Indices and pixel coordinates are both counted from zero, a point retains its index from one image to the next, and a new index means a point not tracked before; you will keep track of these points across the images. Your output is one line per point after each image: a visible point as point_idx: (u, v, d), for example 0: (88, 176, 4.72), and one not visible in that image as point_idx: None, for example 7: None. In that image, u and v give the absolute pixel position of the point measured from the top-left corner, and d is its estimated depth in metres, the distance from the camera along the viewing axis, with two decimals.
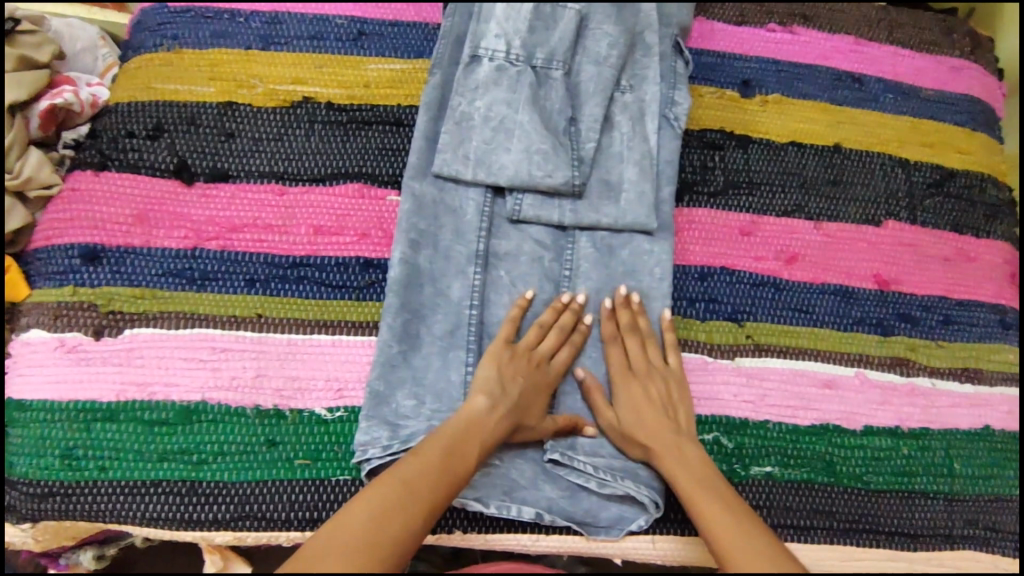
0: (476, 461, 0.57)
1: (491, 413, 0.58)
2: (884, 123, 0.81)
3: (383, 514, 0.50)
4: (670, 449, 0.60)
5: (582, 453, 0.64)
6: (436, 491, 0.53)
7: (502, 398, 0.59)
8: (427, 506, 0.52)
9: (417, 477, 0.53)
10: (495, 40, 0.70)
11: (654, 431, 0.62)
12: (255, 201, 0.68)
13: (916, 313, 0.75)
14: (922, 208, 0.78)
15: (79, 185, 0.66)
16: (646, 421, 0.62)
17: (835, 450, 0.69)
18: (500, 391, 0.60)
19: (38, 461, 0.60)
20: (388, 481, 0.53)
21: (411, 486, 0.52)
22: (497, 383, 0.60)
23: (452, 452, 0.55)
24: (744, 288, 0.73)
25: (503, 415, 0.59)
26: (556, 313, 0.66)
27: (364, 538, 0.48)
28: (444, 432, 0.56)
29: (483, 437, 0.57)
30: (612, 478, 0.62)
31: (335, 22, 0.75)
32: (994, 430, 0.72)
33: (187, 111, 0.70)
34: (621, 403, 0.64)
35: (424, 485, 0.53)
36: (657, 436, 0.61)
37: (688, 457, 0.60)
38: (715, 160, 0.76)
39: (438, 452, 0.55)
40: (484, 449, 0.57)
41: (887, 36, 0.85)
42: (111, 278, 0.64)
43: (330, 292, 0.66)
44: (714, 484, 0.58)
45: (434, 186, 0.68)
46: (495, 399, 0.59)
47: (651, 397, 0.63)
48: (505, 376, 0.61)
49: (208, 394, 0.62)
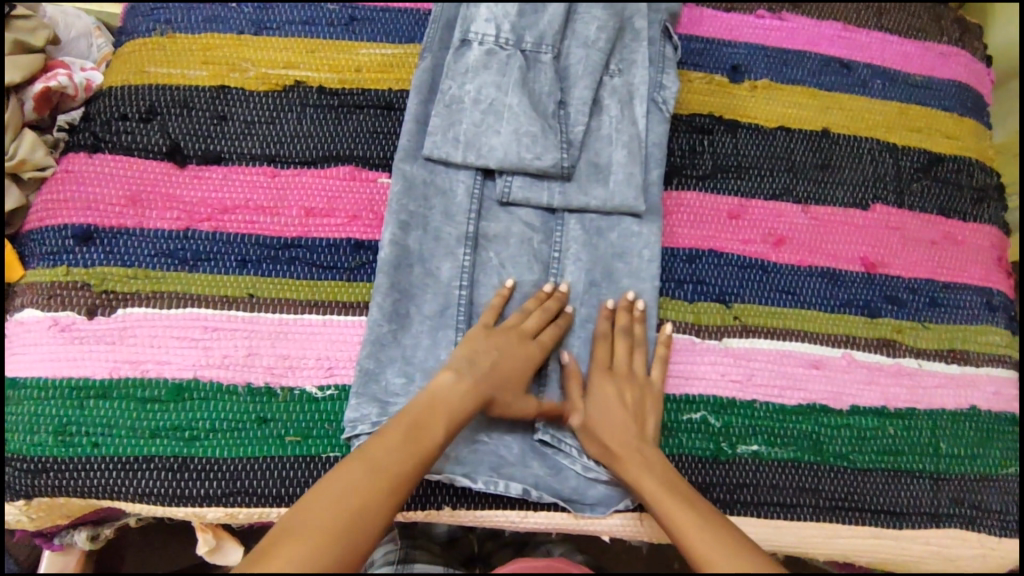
0: (443, 439, 0.57)
1: (458, 394, 0.58)
2: (872, 108, 0.81)
3: (342, 502, 0.51)
4: (643, 465, 0.60)
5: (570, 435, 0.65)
6: (398, 472, 0.53)
7: (468, 373, 0.60)
8: (390, 487, 0.53)
9: (380, 460, 0.53)
10: (484, 24, 0.70)
11: (628, 444, 0.61)
12: (247, 182, 0.69)
13: (903, 295, 0.75)
14: (909, 191, 0.79)
15: (73, 167, 0.67)
16: (617, 434, 0.62)
17: (822, 429, 0.70)
18: (469, 371, 0.60)
19: (30, 438, 0.61)
20: (346, 470, 0.53)
21: (369, 472, 0.53)
22: (469, 361, 0.61)
23: (411, 428, 0.56)
24: (732, 271, 0.73)
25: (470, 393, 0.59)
26: (539, 301, 0.66)
27: (326, 527, 0.49)
28: (405, 418, 0.57)
29: (449, 413, 0.57)
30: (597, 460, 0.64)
31: (327, 8, 0.75)
32: (980, 410, 0.73)
33: (180, 95, 0.71)
34: (594, 401, 0.64)
35: (386, 468, 0.53)
36: (632, 452, 0.61)
37: (654, 462, 0.60)
38: (704, 144, 0.77)
39: (399, 435, 0.55)
40: (451, 429, 0.57)
41: (875, 22, 0.85)
42: (104, 258, 0.65)
43: (321, 272, 0.67)
44: (686, 494, 0.58)
45: (423, 169, 0.69)
46: (464, 378, 0.59)
47: (624, 400, 0.63)
48: (480, 356, 0.61)
49: (200, 372, 0.63)
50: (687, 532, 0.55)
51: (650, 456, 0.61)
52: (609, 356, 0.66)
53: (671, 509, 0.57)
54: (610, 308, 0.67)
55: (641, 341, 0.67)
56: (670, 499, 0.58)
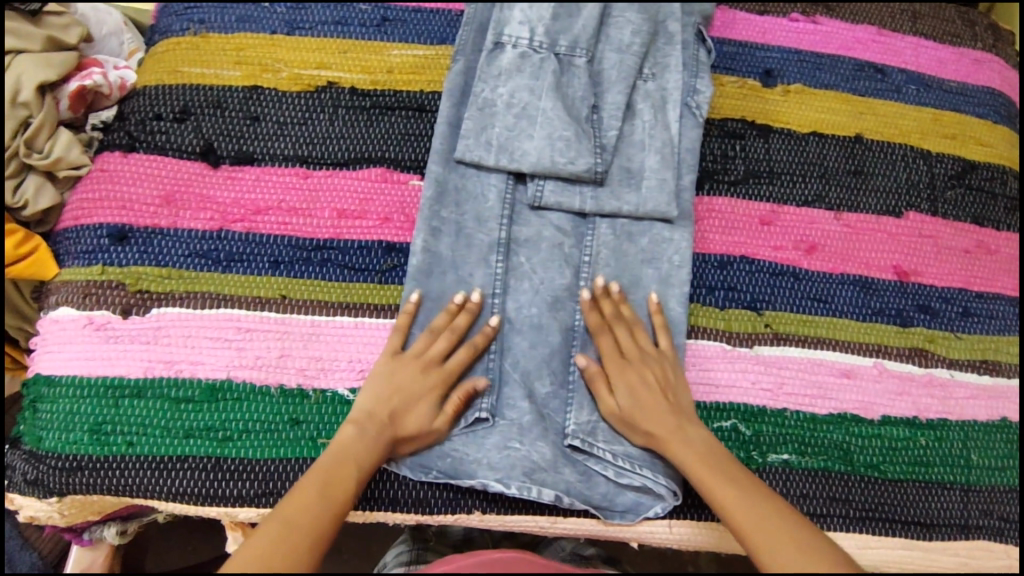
0: (356, 488, 0.57)
1: (364, 446, 0.58)
2: (906, 113, 0.80)
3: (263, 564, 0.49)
4: (685, 446, 0.60)
5: (601, 440, 0.64)
6: (317, 524, 0.53)
7: (374, 421, 0.59)
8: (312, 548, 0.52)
9: (296, 518, 0.52)
10: (518, 27, 0.70)
11: (667, 426, 0.61)
12: (280, 184, 0.69)
13: (936, 304, 0.75)
14: (943, 200, 0.78)
15: (108, 166, 0.67)
16: (653, 418, 0.62)
17: (852, 438, 0.69)
18: (373, 423, 0.59)
19: (66, 435, 0.61)
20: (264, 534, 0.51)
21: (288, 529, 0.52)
22: (372, 409, 0.60)
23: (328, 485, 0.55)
24: (763, 278, 0.73)
25: (376, 444, 0.59)
26: (450, 315, 0.64)
27: None
28: (320, 475, 0.56)
29: (362, 465, 0.57)
30: (632, 467, 0.64)
31: (359, 8, 0.75)
32: (1011, 422, 0.72)
33: (213, 95, 0.71)
34: (620, 391, 0.63)
35: (305, 525, 0.52)
36: (673, 435, 0.61)
37: (692, 440, 0.61)
38: (736, 149, 0.76)
39: (313, 494, 0.54)
40: (362, 476, 0.58)
41: (910, 27, 0.84)
42: (139, 257, 0.65)
43: (353, 274, 0.67)
44: (729, 467, 0.59)
45: (455, 172, 0.69)
46: (368, 432, 0.59)
47: (649, 384, 0.63)
48: (386, 400, 0.60)
49: (233, 373, 0.63)
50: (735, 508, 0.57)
51: (690, 433, 0.61)
52: (616, 345, 0.65)
53: (717, 487, 0.58)
54: (590, 299, 0.66)
55: (633, 321, 0.66)
56: (711, 475, 0.59)
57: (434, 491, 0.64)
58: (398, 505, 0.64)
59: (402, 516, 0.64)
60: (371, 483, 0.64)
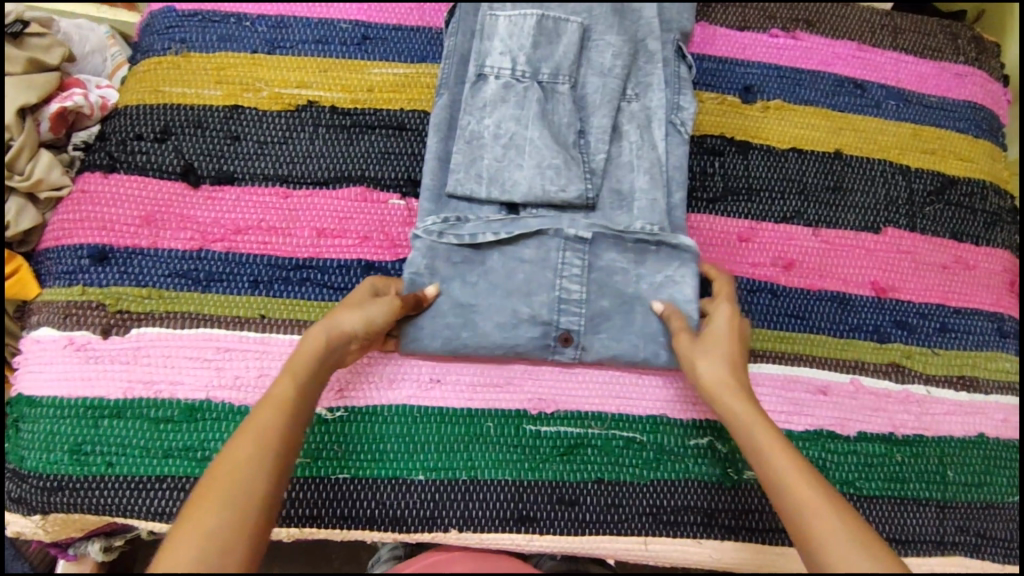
0: (307, 376, 0.53)
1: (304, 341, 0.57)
2: (885, 129, 0.81)
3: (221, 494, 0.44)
4: (782, 451, 0.52)
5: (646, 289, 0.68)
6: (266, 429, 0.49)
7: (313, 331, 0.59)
8: (277, 474, 0.47)
9: (255, 428, 0.48)
10: (500, 57, 0.69)
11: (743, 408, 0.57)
12: (260, 203, 0.69)
13: (914, 320, 0.75)
14: (921, 215, 0.78)
15: (88, 186, 0.68)
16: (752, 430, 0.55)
17: (828, 455, 0.70)
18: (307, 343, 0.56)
19: (47, 455, 0.62)
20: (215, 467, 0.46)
21: (247, 460, 0.47)
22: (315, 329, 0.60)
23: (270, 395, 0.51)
24: (741, 295, 0.73)
25: (319, 361, 0.55)
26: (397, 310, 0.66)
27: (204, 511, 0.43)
28: (266, 400, 0.51)
29: (297, 375, 0.53)
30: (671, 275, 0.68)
31: (339, 27, 0.75)
32: (988, 438, 0.73)
33: (194, 114, 0.71)
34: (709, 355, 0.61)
35: (261, 430, 0.49)
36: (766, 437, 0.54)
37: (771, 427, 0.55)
38: (715, 166, 0.77)
39: (271, 403, 0.51)
40: (311, 368, 0.54)
41: (890, 41, 0.84)
42: (118, 278, 0.66)
43: (333, 293, 0.68)
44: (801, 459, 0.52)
45: (447, 208, 0.69)
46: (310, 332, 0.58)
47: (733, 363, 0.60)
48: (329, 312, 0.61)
49: (212, 393, 0.64)
50: (816, 525, 0.48)
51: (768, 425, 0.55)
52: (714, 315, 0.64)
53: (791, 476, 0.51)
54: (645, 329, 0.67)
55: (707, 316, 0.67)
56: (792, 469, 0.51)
57: (411, 509, 0.64)
58: (375, 523, 0.64)
59: (379, 535, 0.64)
60: (350, 502, 0.64)
